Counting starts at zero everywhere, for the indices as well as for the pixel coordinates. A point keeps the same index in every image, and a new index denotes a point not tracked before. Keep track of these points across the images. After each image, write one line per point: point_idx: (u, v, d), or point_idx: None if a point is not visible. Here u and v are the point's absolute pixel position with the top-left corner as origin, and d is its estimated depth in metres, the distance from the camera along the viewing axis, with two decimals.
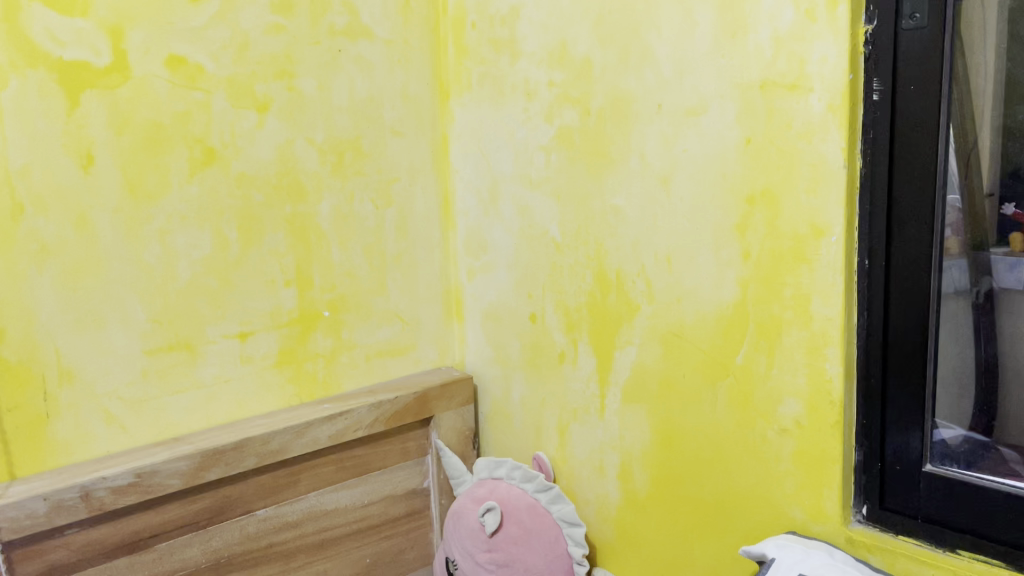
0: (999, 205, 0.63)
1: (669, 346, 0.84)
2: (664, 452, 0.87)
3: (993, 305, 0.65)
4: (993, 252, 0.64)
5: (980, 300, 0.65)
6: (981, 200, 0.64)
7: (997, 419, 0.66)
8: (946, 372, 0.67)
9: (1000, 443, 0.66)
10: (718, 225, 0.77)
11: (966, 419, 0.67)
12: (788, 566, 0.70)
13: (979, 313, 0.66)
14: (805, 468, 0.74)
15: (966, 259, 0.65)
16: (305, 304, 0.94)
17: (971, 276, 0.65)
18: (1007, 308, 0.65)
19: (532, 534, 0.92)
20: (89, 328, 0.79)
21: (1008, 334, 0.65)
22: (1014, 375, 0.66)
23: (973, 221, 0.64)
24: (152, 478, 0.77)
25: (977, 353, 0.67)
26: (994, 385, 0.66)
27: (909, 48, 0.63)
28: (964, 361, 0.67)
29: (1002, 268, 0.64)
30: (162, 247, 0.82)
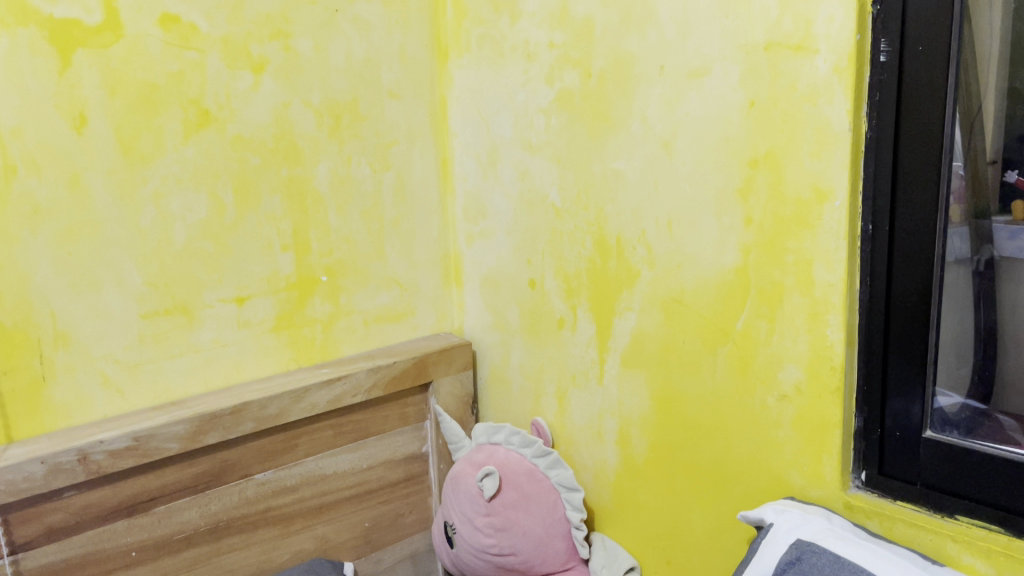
0: (1002, 172, 0.63)
1: (669, 312, 0.84)
2: (662, 418, 0.87)
3: (994, 273, 0.66)
4: (994, 220, 0.64)
5: (981, 268, 0.66)
6: (983, 168, 0.64)
7: (996, 388, 0.67)
8: (947, 339, 0.67)
9: (998, 411, 0.66)
10: (721, 189, 0.76)
11: (965, 387, 0.68)
12: (786, 531, 0.70)
13: (980, 281, 0.66)
14: (804, 433, 0.74)
15: (967, 227, 0.65)
16: (302, 268, 0.94)
17: (972, 244, 0.66)
18: (1007, 275, 0.66)
19: (530, 499, 0.92)
20: (85, 291, 0.78)
21: (1008, 302, 0.66)
22: (1013, 342, 0.66)
23: (976, 189, 0.64)
24: (150, 442, 0.77)
25: (976, 321, 0.67)
26: (992, 352, 0.67)
27: (919, 7, 0.61)
28: (963, 329, 0.68)
29: (1003, 237, 0.64)
30: (157, 210, 0.81)
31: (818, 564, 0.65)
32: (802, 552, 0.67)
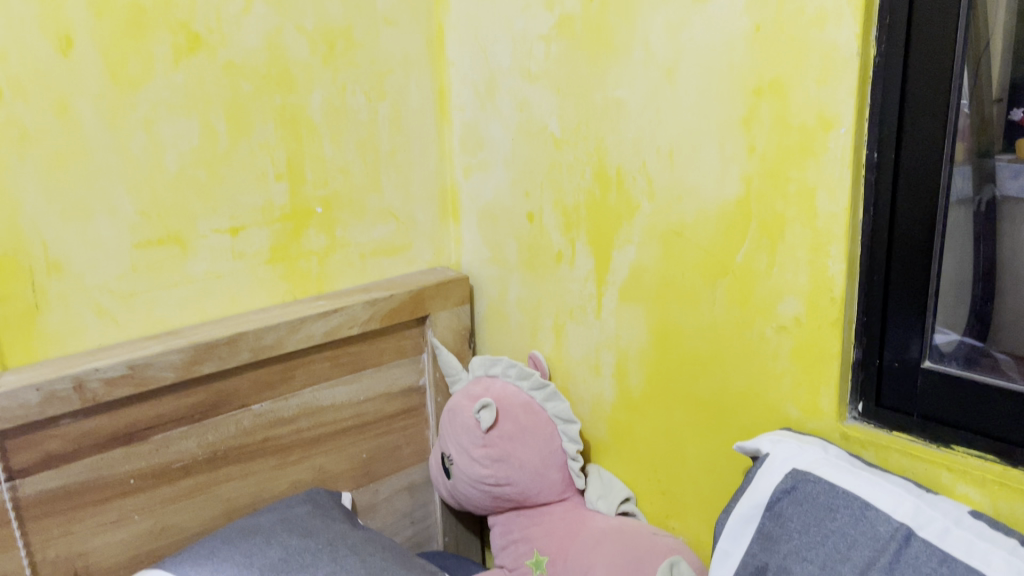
0: (1007, 110, 0.61)
1: (669, 245, 0.83)
2: (660, 352, 0.87)
3: (996, 216, 0.64)
4: (998, 159, 0.63)
5: (982, 208, 0.64)
6: (988, 105, 0.62)
7: (992, 328, 0.66)
8: (948, 278, 0.67)
9: (995, 350, 0.66)
10: (724, 118, 0.75)
11: (961, 325, 0.67)
12: (781, 460, 0.71)
13: (980, 221, 0.65)
14: (802, 365, 0.74)
15: (971, 165, 0.63)
16: (297, 199, 0.92)
17: (975, 184, 0.64)
18: (1008, 217, 0.64)
19: (527, 431, 0.92)
20: (76, 219, 0.77)
21: (1008, 244, 0.64)
22: (1012, 285, 0.65)
23: (981, 127, 0.62)
24: (145, 371, 0.77)
25: (976, 262, 0.66)
26: (990, 294, 0.66)
27: None
28: (961, 270, 0.66)
29: (1006, 176, 0.63)
30: (147, 137, 0.80)
31: (813, 494, 0.67)
32: (797, 481, 0.68)
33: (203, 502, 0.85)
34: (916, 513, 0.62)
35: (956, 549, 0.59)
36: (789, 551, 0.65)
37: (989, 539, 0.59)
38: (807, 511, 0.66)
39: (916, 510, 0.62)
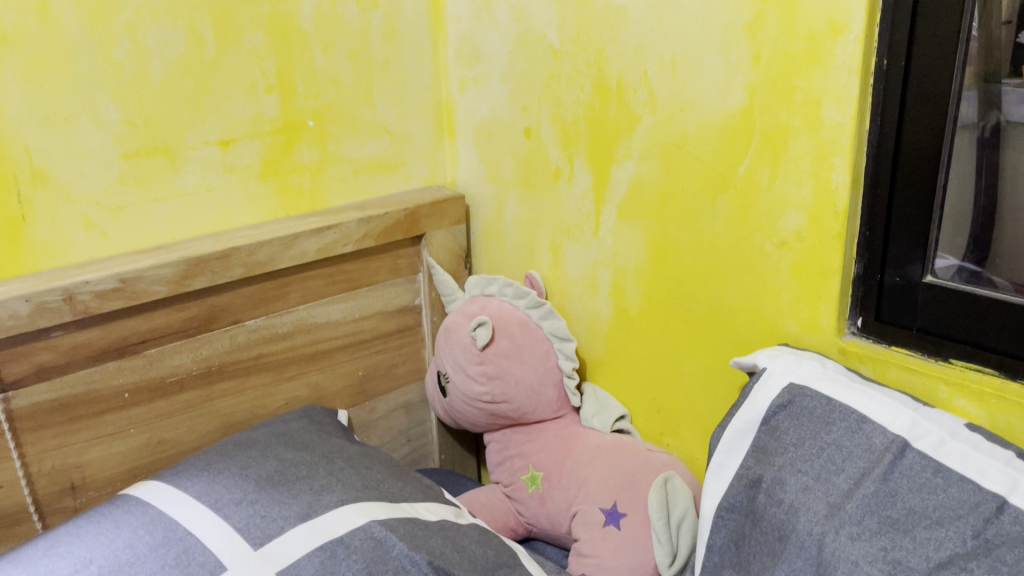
0: (1016, 32, 0.59)
1: (669, 159, 0.81)
2: (658, 269, 0.86)
3: (999, 141, 0.62)
4: (1004, 84, 0.61)
5: (987, 135, 0.63)
6: (997, 27, 0.60)
7: (991, 255, 0.65)
8: (949, 202, 0.65)
9: (994, 275, 0.64)
10: (729, 25, 0.72)
11: (961, 250, 0.66)
12: (779, 375, 0.70)
13: (984, 148, 0.63)
14: (802, 280, 0.73)
15: (977, 90, 0.62)
16: (288, 112, 0.90)
17: (980, 110, 0.62)
18: (1012, 143, 0.62)
19: (523, 349, 0.91)
20: (60, 127, 0.75)
21: (1010, 172, 0.63)
22: (1013, 213, 0.63)
23: (987, 50, 0.60)
24: (137, 284, 0.76)
25: (977, 191, 0.64)
26: (991, 223, 0.64)
27: None
28: (962, 199, 0.65)
29: (1012, 101, 0.61)
30: (132, 43, 0.77)
31: (810, 408, 0.67)
32: (793, 396, 0.68)
33: (199, 416, 0.85)
34: (912, 425, 0.62)
35: (951, 461, 0.59)
36: (784, 463, 0.65)
37: (984, 451, 0.59)
38: (803, 424, 0.66)
39: (913, 422, 0.62)
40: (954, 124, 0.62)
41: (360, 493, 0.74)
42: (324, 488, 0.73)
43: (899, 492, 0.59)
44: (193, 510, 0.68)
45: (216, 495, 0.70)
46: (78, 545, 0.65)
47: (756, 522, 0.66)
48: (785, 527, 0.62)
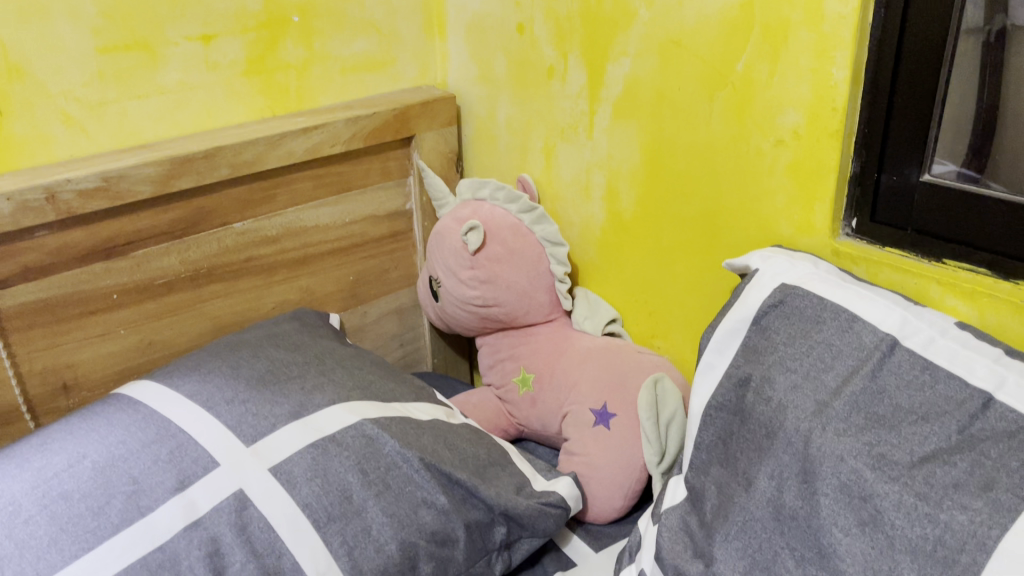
0: None
1: (666, 55, 0.79)
2: (652, 171, 0.84)
3: (1003, 44, 0.60)
4: None
5: (991, 39, 0.60)
6: None
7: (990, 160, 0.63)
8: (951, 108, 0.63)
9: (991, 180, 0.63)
10: None
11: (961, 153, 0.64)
12: (771, 276, 0.70)
13: (989, 52, 0.61)
14: (798, 181, 0.72)
15: None
16: (272, 6, 0.87)
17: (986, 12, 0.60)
18: (1018, 46, 0.60)
19: (515, 254, 0.90)
20: (34, 19, 0.72)
21: (1014, 75, 0.61)
22: (1015, 117, 0.61)
23: None
24: (120, 184, 0.74)
25: (979, 94, 0.62)
26: (992, 127, 0.63)
27: None
28: (964, 103, 0.63)
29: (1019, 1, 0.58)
30: None
31: (801, 308, 0.67)
32: (785, 296, 0.68)
33: (189, 319, 0.85)
34: (903, 324, 0.62)
35: (939, 359, 0.60)
36: (773, 362, 0.66)
37: (973, 349, 0.60)
38: (794, 324, 0.66)
39: (904, 321, 0.62)
40: (959, 25, 0.60)
41: (352, 393, 0.74)
42: (315, 388, 0.73)
43: (887, 389, 0.60)
44: (185, 408, 0.69)
45: (207, 394, 0.70)
46: (72, 440, 0.65)
47: (744, 419, 0.66)
48: (773, 424, 0.63)
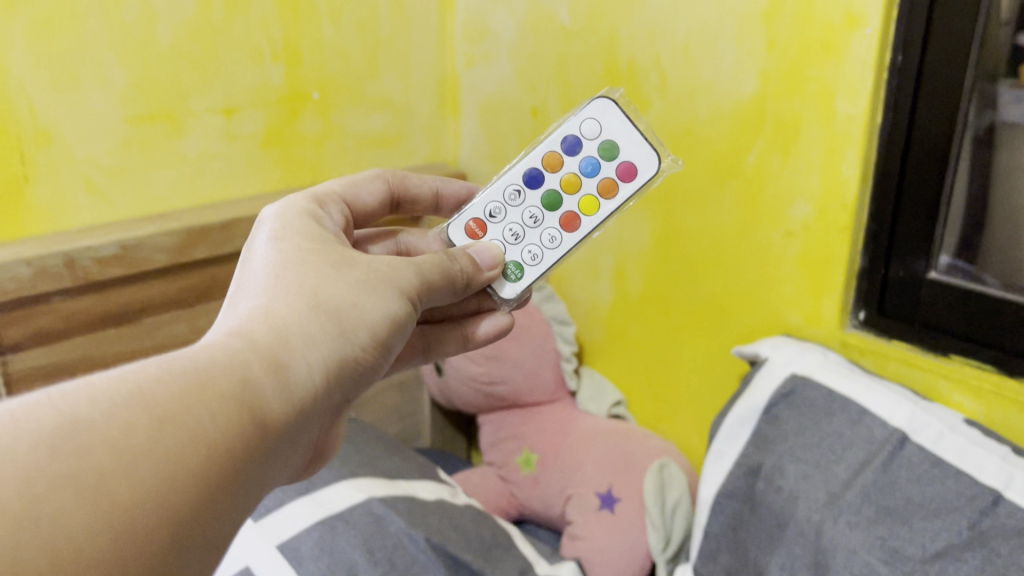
0: (1015, 34, 0.58)
1: (678, 146, 0.79)
2: (660, 255, 0.84)
3: (993, 140, 0.62)
4: (1000, 84, 0.60)
5: (982, 135, 0.62)
6: (997, 29, 0.59)
7: (983, 253, 0.65)
8: (962, 195, 0.64)
9: (986, 273, 0.65)
10: (746, 13, 0.70)
11: (953, 245, 0.66)
12: (781, 366, 0.71)
13: (979, 147, 0.62)
14: (807, 272, 0.72)
15: (975, 91, 0.61)
16: (293, 81, 0.91)
17: (974, 110, 0.62)
18: (1007, 144, 0.62)
19: (523, 331, 0.92)
20: (65, 87, 0.75)
21: (1004, 170, 0.62)
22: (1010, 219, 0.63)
23: (985, 48, 0.59)
24: (137, 253, 0.76)
25: (968, 198, 0.64)
26: (981, 220, 0.64)
27: None
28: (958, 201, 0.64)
29: (1007, 101, 0.60)
30: (140, 4, 0.78)
31: (811, 399, 0.67)
32: (795, 389, 0.69)
33: None
34: (912, 418, 0.62)
35: (948, 455, 0.59)
36: (784, 452, 0.66)
37: (981, 445, 0.59)
38: (804, 414, 0.67)
39: (913, 415, 0.62)
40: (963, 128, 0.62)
41: (357, 469, 0.76)
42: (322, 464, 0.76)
43: (898, 482, 0.60)
44: None
45: None
46: None
47: (754, 508, 0.67)
48: (784, 514, 0.63)
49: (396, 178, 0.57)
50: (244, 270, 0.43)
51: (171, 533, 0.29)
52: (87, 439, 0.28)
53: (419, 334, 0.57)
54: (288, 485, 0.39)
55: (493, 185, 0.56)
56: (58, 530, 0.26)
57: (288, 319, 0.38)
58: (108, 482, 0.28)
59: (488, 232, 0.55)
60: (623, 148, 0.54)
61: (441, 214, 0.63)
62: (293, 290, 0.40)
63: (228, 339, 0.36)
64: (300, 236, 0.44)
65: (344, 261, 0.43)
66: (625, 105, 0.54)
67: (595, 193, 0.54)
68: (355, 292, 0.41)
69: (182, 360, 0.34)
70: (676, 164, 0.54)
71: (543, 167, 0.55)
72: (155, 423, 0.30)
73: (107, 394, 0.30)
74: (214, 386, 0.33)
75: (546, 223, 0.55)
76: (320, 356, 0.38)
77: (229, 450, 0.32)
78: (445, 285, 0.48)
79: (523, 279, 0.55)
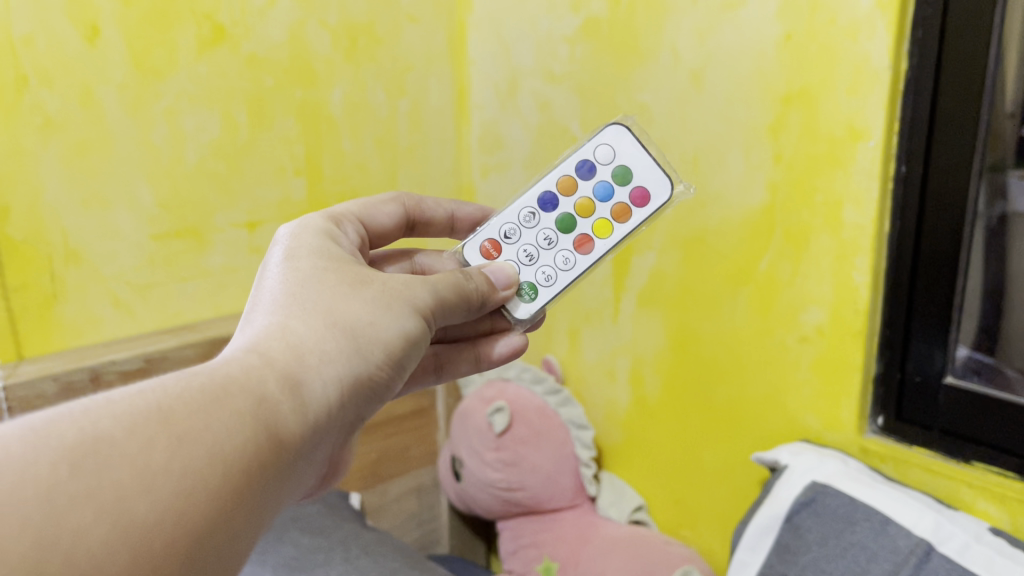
0: (1020, 126, 0.60)
1: (690, 253, 0.81)
2: (677, 358, 0.85)
3: (1005, 229, 0.63)
4: (1009, 175, 0.62)
5: (994, 224, 0.63)
6: (1002, 122, 0.60)
7: (1001, 343, 0.66)
8: (975, 288, 0.65)
9: (1006, 364, 0.65)
10: (752, 125, 0.72)
11: (970, 338, 0.66)
12: (801, 473, 0.70)
13: (992, 237, 0.64)
14: (824, 377, 0.72)
15: (985, 182, 0.62)
16: (315, 195, 0.95)
17: (985, 200, 0.63)
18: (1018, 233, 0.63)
19: (541, 436, 0.94)
20: (96, 208, 0.80)
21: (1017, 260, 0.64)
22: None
23: (993, 143, 0.61)
24: (160, 363, 0.79)
25: (983, 290, 0.65)
26: (997, 309, 0.65)
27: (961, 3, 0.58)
28: (973, 293, 0.65)
29: (1017, 191, 0.62)
30: (169, 128, 0.82)
31: (834, 507, 0.66)
32: (817, 495, 0.68)
33: None
34: (937, 527, 0.61)
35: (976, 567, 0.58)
36: (807, 563, 0.66)
37: (1009, 556, 0.58)
38: (826, 522, 0.66)
39: (938, 525, 0.61)
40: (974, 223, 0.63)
41: None
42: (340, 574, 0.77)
43: None
44: None
45: None
46: None
47: None
48: None
49: (414, 202, 0.61)
50: (262, 286, 0.44)
51: (187, 547, 0.30)
52: (107, 455, 0.29)
53: (431, 354, 0.58)
54: (301, 500, 0.40)
55: (508, 208, 0.59)
56: (78, 546, 0.27)
57: (305, 337, 0.39)
58: (125, 500, 0.29)
59: (502, 252, 0.58)
60: (637, 173, 0.59)
61: (455, 233, 0.67)
62: (310, 308, 0.41)
63: (247, 356, 0.37)
64: (317, 254, 0.46)
65: (361, 280, 0.44)
66: (637, 131, 0.59)
67: (609, 215, 0.59)
68: (371, 309, 0.43)
69: (199, 378, 0.35)
70: (688, 191, 0.58)
71: (559, 191, 0.59)
72: (174, 440, 0.31)
73: (126, 410, 0.31)
74: (228, 402, 0.34)
75: (560, 245, 0.58)
76: (337, 373, 0.39)
77: (243, 467, 0.33)
78: (461, 303, 0.49)
79: (537, 299, 0.57)
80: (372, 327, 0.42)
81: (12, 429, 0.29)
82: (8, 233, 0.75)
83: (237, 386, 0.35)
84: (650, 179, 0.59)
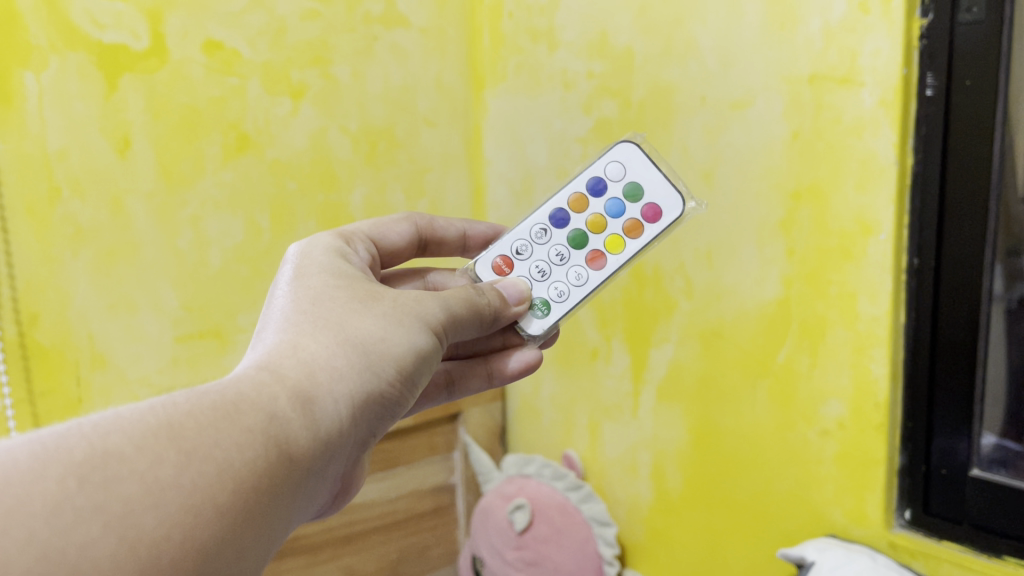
0: None
1: (707, 345, 0.82)
2: (698, 452, 0.85)
3: None
4: None
5: (1014, 307, 0.62)
6: (1014, 207, 0.61)
7: None
8: (999, 374, 0.64)
9: None
10: (764, 220, 0.74)
11: (997, 426, 0.65)
12: (828, 569, 0.68)
13: (1014, 321, 0.62)
14: (848, 471, 0.71)
15: (1000, 266, 0.62)
16: None
17: (1004, 283, 0.62)
18: None
19: (563, 534, 0.94)
20: (123, 313, 0.82)
21: None
22: None
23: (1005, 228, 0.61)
24: None
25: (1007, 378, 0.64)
26: None
27: (961, 100, 0.60)
28: (996, 380, 0.64)
29: None
30: (194, 233, 0.85)
31: None
32: None
33: None
34: None
35: None
36: None
37: None
38: None
39: None
40: (991, 309, 0.63)
41: None
42: None
43: None
44: None
45: None
46: None
47: None
48: None
49: (426, 222, 0.64)
50: (272, 307, 0.46)
51: (202, 558, 0.31)
52: (118, 471, 0.30)
53: (444, 370, 0.61)
54: (310, 520, 0.41)
55: (521, 226, 0.62)
56: (85, 558, 0.27)
57: (317, 355, 0.41)
58: (134, 515, 0.29)
59: (514, 269, 0.61)
60: (648, 191, 0.61)
61: (468, 253, 0.70)
62: (321, 326, 0.42)
63: (258, 373, 0.38)
64: (327, 274, 0.47)
65: (370, 297, 0.46)
66: (647, 149, 0.61)
67: (620, 231, 0.61)
68: (381, 325, 0.44)
69: (211, 394, 0.36)
70: (699, 207, 0.60)
71: (570, 208, 0.62)
72: (183, 455, 0.32)
73: (135, 426, 0.32)
74: (240, 416, 0.35)
75: (572, 261, 0.61)
76: (346, 392, 0.40)
77: (256, 480, 0.34)
78: (473, 318, 0.51)
79: (550, 315, 0.60)
80: (382, 345, 0.43)
81: (22, 447, 0.29)
82: (37, 338, 0.77)
83: (249, 402, 0.36)
84: (661, 196, 0.61)
